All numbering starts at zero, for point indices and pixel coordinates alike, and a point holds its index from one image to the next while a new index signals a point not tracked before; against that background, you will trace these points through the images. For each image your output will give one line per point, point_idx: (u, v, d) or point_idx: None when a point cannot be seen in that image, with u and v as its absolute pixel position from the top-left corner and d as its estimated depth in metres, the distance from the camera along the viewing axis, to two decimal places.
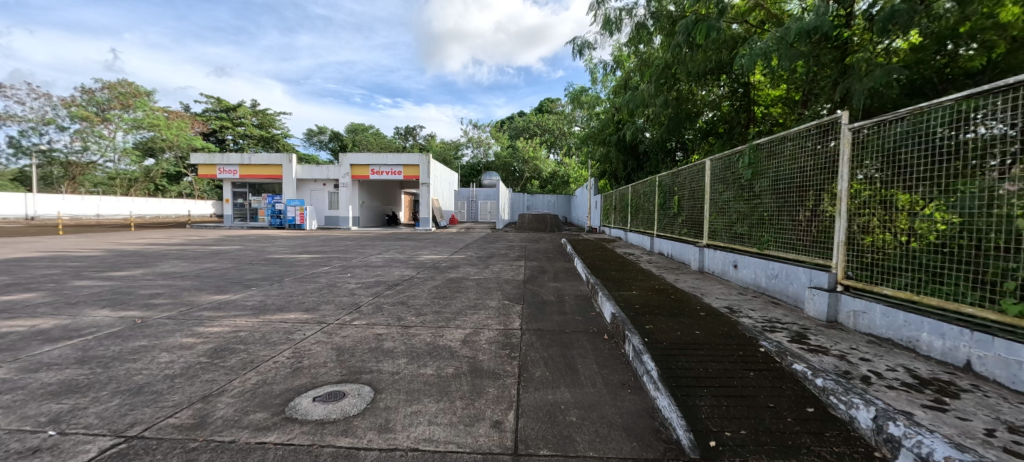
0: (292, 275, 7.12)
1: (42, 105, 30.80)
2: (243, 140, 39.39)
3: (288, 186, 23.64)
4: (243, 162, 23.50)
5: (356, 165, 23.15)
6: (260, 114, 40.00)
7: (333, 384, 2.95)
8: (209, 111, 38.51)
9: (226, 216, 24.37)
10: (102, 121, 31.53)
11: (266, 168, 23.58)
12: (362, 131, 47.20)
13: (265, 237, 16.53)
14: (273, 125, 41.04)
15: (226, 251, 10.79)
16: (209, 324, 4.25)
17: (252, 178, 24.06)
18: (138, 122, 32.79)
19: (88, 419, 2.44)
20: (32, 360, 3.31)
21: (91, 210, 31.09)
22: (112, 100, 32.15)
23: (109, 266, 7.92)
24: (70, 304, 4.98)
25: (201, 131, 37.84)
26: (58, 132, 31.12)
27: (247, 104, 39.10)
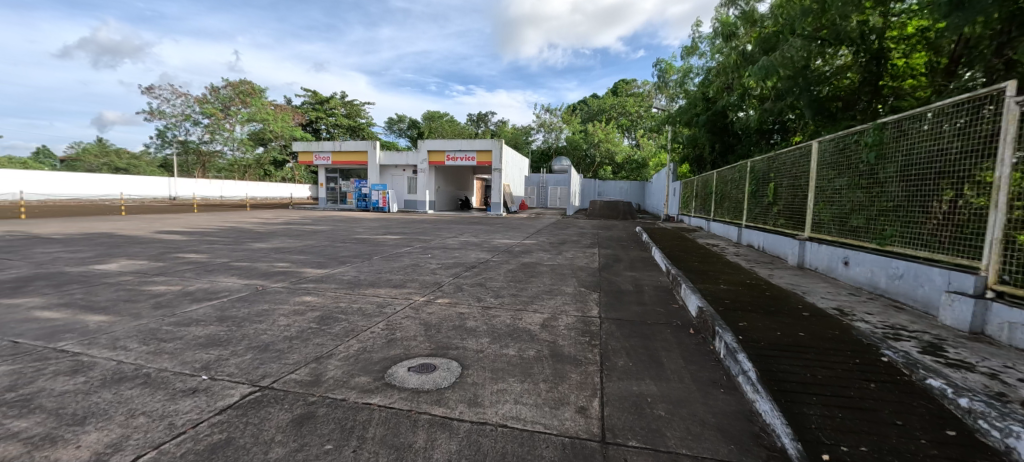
0: (380, 253, 7.74)
1: (181, 103, 36.67)
2: (334, 129, 43.10)
3: (373, 171, 25.59)
4: (335, 148, 25.82)
5: (432, 151, 24.24)
6: (348, 105, 43.29)
7: (423, 357, 3.16)
8: (307, 104, 42.44)
9: (321, 198, 27.06)
10: (225, 116, 37.10)
11: (354, 155, 25.73)
12: (439, 118, 49.41)
13: (355, 219, 18.18)
14: (359, 115, 44.31)
15: (323, 231, 12.05)
16: (316, 294, 4.80)
17: (343, 165, 26.40)
18: (252, 116, 37.72)
19: (230, 369, 2.88)
20: (189, 315, 4.02)
21: (216, 192, 36.63)
22: (234, 98, 37.26)
23: (235, 240, 9.29)
24: (209, 271, 5.94)
25: (299, 122, 42.37)
26: (193, 126, 36.91)
27: (338, 96, 42.58)
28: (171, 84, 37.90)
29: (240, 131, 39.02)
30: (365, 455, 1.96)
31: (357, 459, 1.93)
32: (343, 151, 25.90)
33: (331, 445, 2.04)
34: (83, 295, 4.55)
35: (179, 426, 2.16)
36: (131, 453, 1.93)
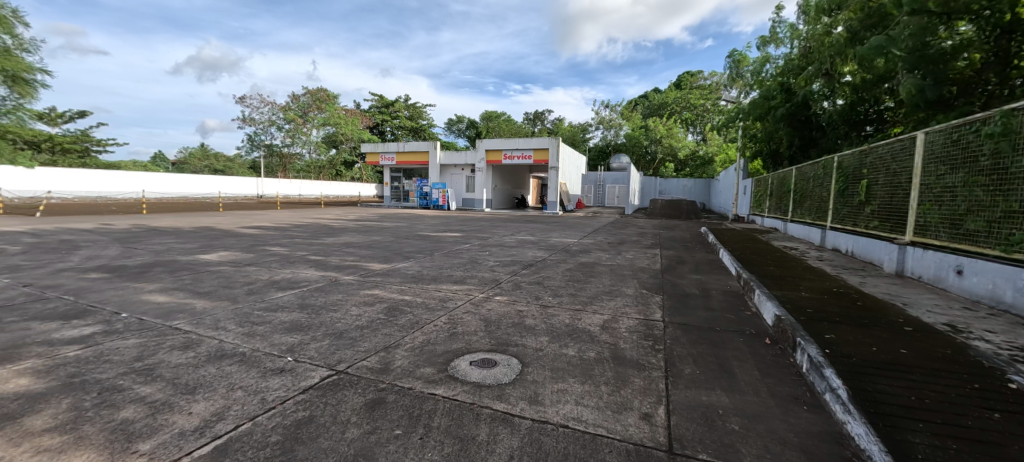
0: (440, 250, 8.07)
1: (268, 110, 40.92)
2: (398, 131, 45.62)
3: (433, 170, 26.68)
4: (399, 149, 27.34)
5: (490, 150, 24.80)
6: (411, 107, 45.50)
7: (484, 352, 3.24)
8: (374, 108, 45.34)
9: (386, 197, 28.72)
10: (304, 122, 40.80)
11: (417, 155, 27.07)
12: (496, 118, 50.33)
13: (417, 216, 19.11)
14: (421, 116, 46.41)
15: (389, 227, 12.81)
16: (384, 287, 5.12)
17: (405, 165, 27.87)
18: (326, 120, 41.09)
19: (311, 353, 3.16)
20: (277, 302, 4.48)
21: (295, 191, 40.49)
22: (311, 104, 40.82)
23: (314, 235, 10.19)
24: (292, 263, 6.57)
25: (367, 125, 45.37)
26: (277, 131, 41.04)
27: (402, 100, 44.98)
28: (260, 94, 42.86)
29: (316, 135, 42.66)
30: (432, 443, 2.05)
31: (425, 446, 2.03)
32: (406, 152, 27.28)
33: (400, 431, 2.16)
34: (193, 281, 5.25)
35: (270, 401, 2.42)
36: (232, 422, 2.19)
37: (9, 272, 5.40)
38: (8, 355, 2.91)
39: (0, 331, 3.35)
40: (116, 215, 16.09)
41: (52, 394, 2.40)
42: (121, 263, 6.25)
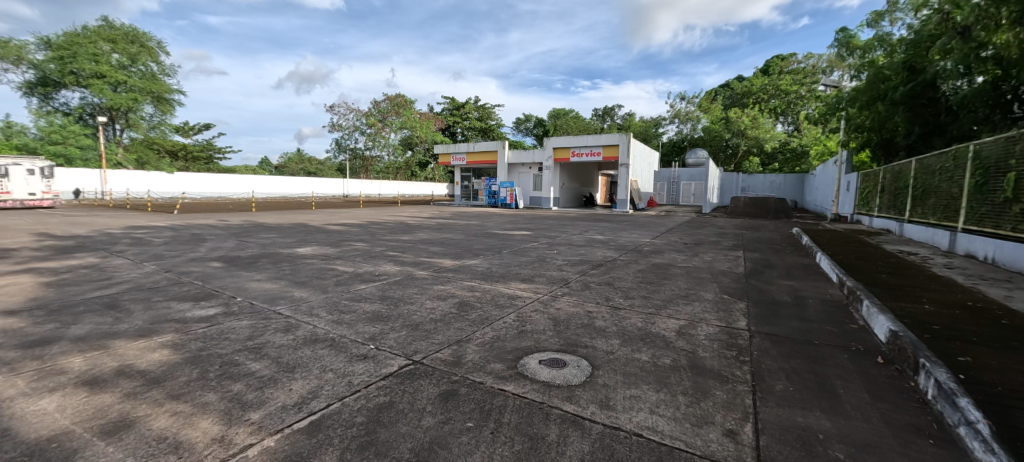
0: (508, 247, 8.23)
1: (353, 117, 45.02)
2: (469, 132, 47.42)
3: (502, 169, 27.30)
4: (469, 149, 28.44)
5: (558, 148, 24.80)
6: (481, 108, 46.88)
7: (552, 351, 3.23)
8: (446, 111, 47.61)
9: (457, 196, 29.96)
10: (384, 126, 44.20)
11: (486, 154, 27.94)
12: (563, 115, 50.03)
13: (486, 214, 19.70)
14: (490, 117, 47.69)
15: (460, 225, 13.36)
16: (456, 283, 5.35)
17: (475, 164, 28.90)
18: (403, 124, 44.07)
19: (390, 342, 3.41)
20: (361, 293, 4.91)
21: (375, 191, 43.84)
22: (390, 109, 44.01)
23: (394, 232, 11.00)
24: (374, 257, 7.15)
25: (440, 127, 47.82)
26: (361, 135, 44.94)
27: (472, 101, 46.70)
28: (346, 102, 47.52)
29: (394, 138, 45.89)
30: (503, 439, 2.10)
31: (496, 441, 2.08)
32: (475, 152, 28.24)
33: (472, 423, 2.24)
34: (293, 271, 5.96)
35: (356, 384, 2.65)
36: (325, 401, 2.44)
37: (159, 259, 6.60)
38: (157, 329, 3.56)
39: (152, 308, 4.10)
40: (234, 212, 18.88)
41: (187, 364, 2.89)
42: (238, 254, 7.30)
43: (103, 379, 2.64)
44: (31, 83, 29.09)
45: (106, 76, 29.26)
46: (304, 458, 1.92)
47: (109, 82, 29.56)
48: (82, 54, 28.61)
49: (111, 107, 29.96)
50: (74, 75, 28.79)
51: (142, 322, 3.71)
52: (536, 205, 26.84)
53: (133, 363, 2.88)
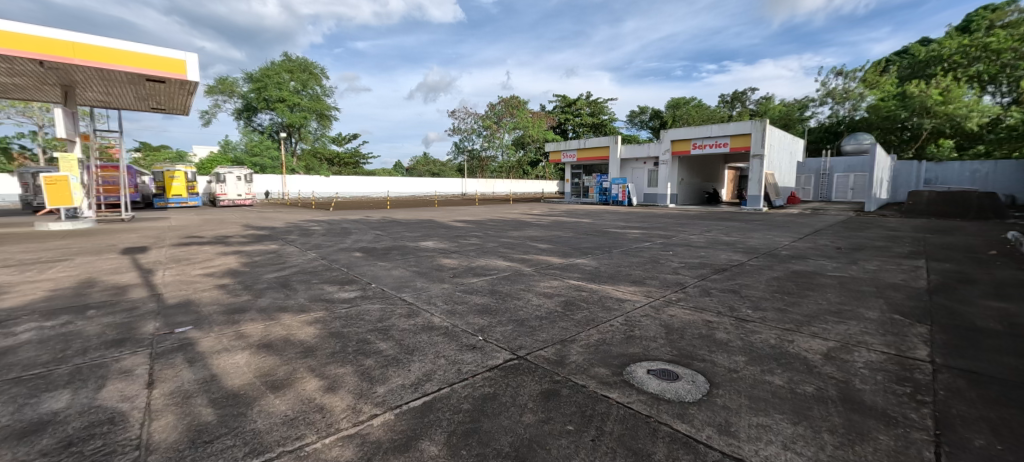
0: (617, 247, 7.87)
1: (471, 120, 48.72)
2: (580, 128, 47.09)
3: (614, 165, 26.62)
4: (580, 146, 28.32)
5: (676, 141, 23.02)
6: (592, 104, 45.85)
7: (663, 362, 2.95)
8: (557, 109, 48.05)
9: (567, 194, 29.86)
10: (499, 128, 47.30)
11: (597, 150, 27.46)
12: (683, 104, 46.10)
13: (596, 212, 19.24)
14: (603, 112, 46.40)
15: (569, 223, 13.35)
16: (562, 281, 5.32)
17: (586, 161, 28.62)
18: (517, 124, 46.46)
19: (497, 334, 3.54)
20: (472, 285, 5.22)
21: (489, 189, 46.88)
22: (504, 111, 46.68)
23: (506, 228, 11.53)
24: (486, 253, 7.57)
25: (551, 125, 48.72)
26: (478, 137, 48.48)
27: (584, 97, 46.14)
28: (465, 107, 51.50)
29: (508, 138, 48.50)
30: (602, 449, 1.98)
31: (596, 449, 1.98)
32: (587, 148, 28.03)
33: (572, 427, 2.18)
34: (417, 263, 6.67)
35: (464, 372, 2.82)
36: (436, 384, 2.65)
37: (319, 248, 8.06)
38: (315, 306, 4.34)
39: (312, 289, 5.02)
40: (375, 209, 22.07)
41: (333, 338, 3.45)
42: (375, 246, 8.48)
43: (277, 344, 3.33)
44: (243, 110, 38.67)
45: (286, 100, 37.16)
46: (416, 436, 2.11)
47: (288, 105, 37.53)
48: (272, 84, 36.83)
49: (291, 125, 38.08)
50: (268, 102, 37.32)
51: (304, 300, 4.56)
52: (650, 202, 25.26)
53: (296, 334, 3.55)
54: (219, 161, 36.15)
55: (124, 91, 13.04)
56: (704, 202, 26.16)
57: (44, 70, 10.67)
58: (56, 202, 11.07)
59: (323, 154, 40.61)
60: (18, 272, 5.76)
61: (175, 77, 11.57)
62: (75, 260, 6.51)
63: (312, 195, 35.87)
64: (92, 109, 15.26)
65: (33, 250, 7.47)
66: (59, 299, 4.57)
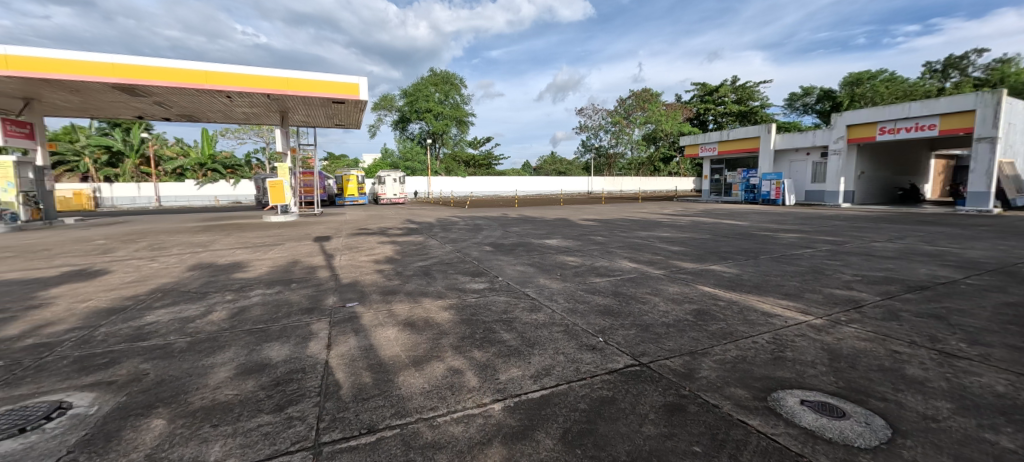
0: (766, 253, 6.74)
1: (598, 117, 48.14)
2: (723, 118, 41.64)
3: (766, 159, 22.95)
4: (722, 138, 25.16)
5: (855, 126, 18.63)
6: (739, 89, 40.13)
7: (825, 393, 2.42)
8: (695, 98, 43.40)
9: (704, 190, 26.85)
10: (628, 124, 45.93)
11: (744, 142, 24.01)
12: (868, 79, 37.04)
13: (741, 212, 16.84)
14: (752, 97, 40.27)
15: (706, 223, 12.05)
16: (695, 287, 4.81)
17: (728, 155, 25.33)
18: (648, 118, 44.27)
19: (618, 338, 3.39)
20: (595, 285, 5.12)
21: (617, 187, 45.89)
22: (636, 105, 45.45)
23: (633, 228, 11.01)
24: (610, 253, 7.35)
25: (688, 117, 44.90)
26: (605, 134, 47.71)
27: (728, 83, 40.30)
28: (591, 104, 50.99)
29: (639, 133, 46.46)
30: None
31: None
32: (730, 140, 24.79)
33: (699, 448, 1.95)
34: (541, 259, 6.87)
35: (582, 372, 2.79)
36: (554, 380, 2.69)
37: (454, 242, 8.97)
38: (448, 293, 4.86)
39: (446, 278, 5.63)
40: (503, 207, 23.51)
41: (462, 324, 3.81)
42: (502, 242, 9.03)
43: (417, 324, 3.83)
44: (399, 122, 45.55)
45: (432, 111, 42.69)
46: (532, 426, 2.18)
47: (434, 114, 43.05)
48: (422, 97, 42.64)
49: (435, 132, 43.53)
50: (418, 113, 43.32)
51: (440, 287, 5.15)
52: (813, 201, 20.99)
53: (434, 317, 4.04)
54: (382, 166, 43.42)
55: (318, 112, 16.63)
56: (896, 202, 20.63)
57: (271, 101, 14.35)
58: (275, 200, 14.82)
59: (460, 157, 45.19)
60: (254, 252, 7.94)
61: (350, 98, 14.25)
62: (286, 245, 8.65)
63: (451, 194, 40.24)
64: (300, 128, 19.94)
65: (264, 236, 10.19)
66: (276, 274, 6.14)
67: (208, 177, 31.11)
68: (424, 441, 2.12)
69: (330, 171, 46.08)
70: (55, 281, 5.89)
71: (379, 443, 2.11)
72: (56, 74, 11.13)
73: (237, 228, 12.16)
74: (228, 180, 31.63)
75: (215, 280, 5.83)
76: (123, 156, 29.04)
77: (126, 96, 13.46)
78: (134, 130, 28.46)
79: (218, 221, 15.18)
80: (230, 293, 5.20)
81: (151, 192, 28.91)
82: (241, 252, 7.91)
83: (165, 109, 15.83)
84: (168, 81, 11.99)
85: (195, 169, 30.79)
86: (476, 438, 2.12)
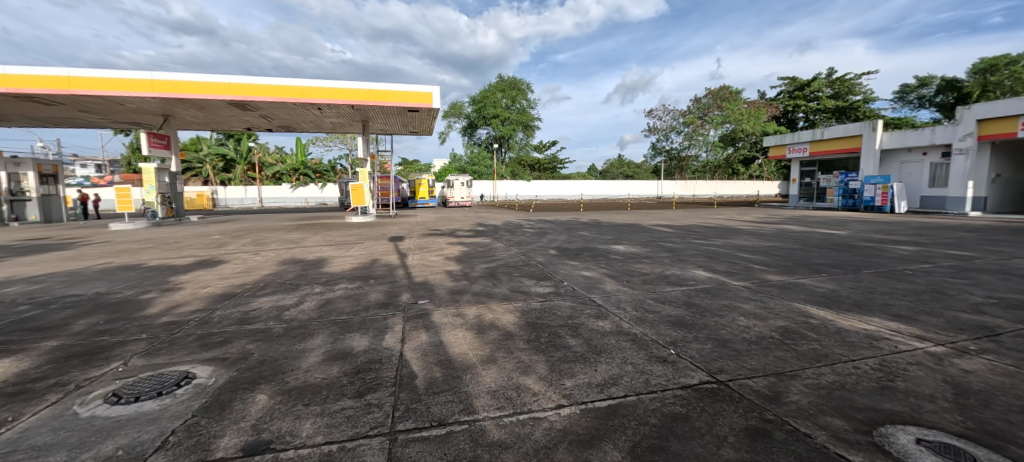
0: (870, 267, 5.92)
1: (669, 118, 46.20)
2: (815, 115, 37.43)
3: (869, 160, 20.22)
4: (814, 138, 22.69)
5: (988, 121, 15.80)
6: (836, 82, 35.66)
7: (949, 434, 2.05)
8: (782, 94, 39.31)
9: (792, 195, 24.37)
10: (702, 124, 43.87)
11: (842, 141, 21.37)
12: (1008, 64, 31.06)
13: (839, 220, 14.94)
14: (852, 90, 35.59)
15: (795, 232, 10.91)
16: (781, 302, 4.38)
17: (822, 156, 22.75)
18: (725, 118, 41.42)
19: (693, 352, 3.18)
20: (666, 294, 4.87)
21: (689, 192, 44.54)
22: (712, 104, 43.58)
23: (709, 235, 10.32)
24: (681, 260, 6.96)
25: (773, 115, 41.33)
26: (677, 135, 45.79)
27: (823, 76, 35.92)
28: (662, 105, 49.01)
29: (715, 134, 43.79)
30: None
31: None
32: (824, 140, 22.21)
33: None
34: (607, 265, 6.70)
35: (652, 385, 2.66)
36: (622, 390, 2.60)
37: (519, 245, 9.08)
38: (512, 296, 4.94)
39: (510, 280, 5.73)
40: (569, 211, 23.31)
41: (526, 327, 3.84)
42: (567, 246, 8.94)
43: (484, 325, 3.94)
44: (467, 128, 47.28)
45: (499, 116, 44.01)
46: (599, 436, 2.12)
47: (501, 119, 44.29)
48: (489, 103, 43.94)
49: (502, 137, 44.61)
50: (486, 119, 44.73)
51: (505, 289, 5.24)
52: (931, 209, 18.15)
53: (499, 318, 4.12)
54: (450, 170, 45.43)
55: (395, 120, 17.85)
56: None
57: (355, 111, 15.72)
58: (356, 202, 16.20)
59: (526, 161, 45.69)
60: (338, 249, 8.75)
61: (423, 106, 15.10)
62: (365, 243, 9.41)
63: (515, 197, 40.83)
64: (378, 136, 21.55)
65: (346, 235, 11.20)
66: (356, 269, 6.71)
67: (301, 181, 34.88)
68: (491, 439, 2.16)
69: (403, 175, 49.23)
70: (184, 268, 7.00)
71: (448, 437, 2.19)
72: (189, 94, 13.23)
73: (325, 227, 13.47)
74: (317, 183, 35.20)
75: (305, 274, 6.51)
76: (235, 163, 33.67)
77: (240, 111, 15.59)
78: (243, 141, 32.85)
79: (309, 220, 17.02)
80: (317, 285, 5.78)
81: (256, 194, 33.13)
82: (327, 249, 8.76)
83: (269, 121, 18.08)
84: (272, 96, 13.68)
85: (290, 174, 34.70)
86: (542, 442, 2.11)
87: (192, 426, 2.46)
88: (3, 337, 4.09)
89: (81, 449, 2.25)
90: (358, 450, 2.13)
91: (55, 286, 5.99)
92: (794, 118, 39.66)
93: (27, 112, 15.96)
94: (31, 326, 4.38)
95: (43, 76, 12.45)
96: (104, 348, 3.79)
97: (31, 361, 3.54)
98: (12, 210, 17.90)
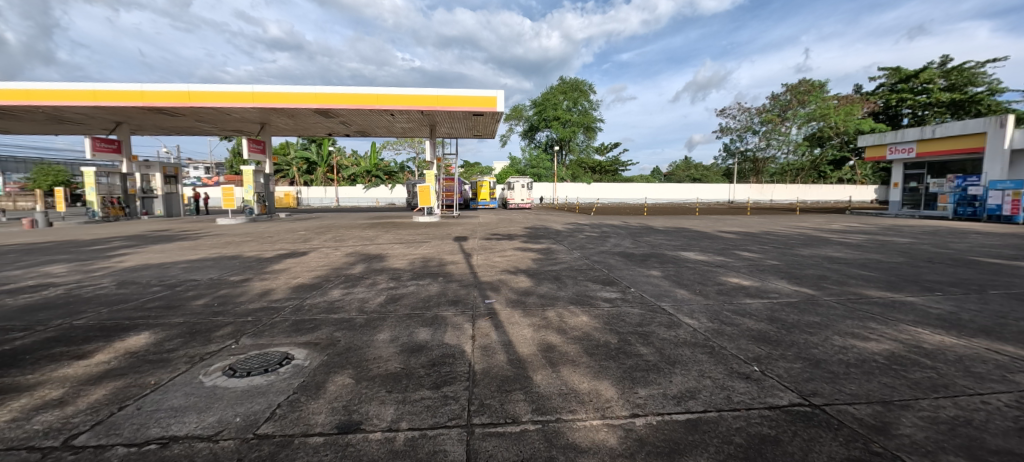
0: (1000, 287, 5.08)
1: (745, 117, 43.45)
2: (924, 111, 32.92)
3: (996, 161, 17.31)
4: (922, 136, 19.91)
5: None
6: (953, 72, 30.98)
7: None
8: (881, 88, 35.05)
9: (893, 201, 21.54)
10: (782, 120, 41.33)
11: (961, 140, 18.48)
12: None
13: (955, 231, 12.96)
14: (972, 80, 30.85)
15: (900, 243, 9.65)
16: (885, 323, 3.90)
17: (932, 157, 19.87)
18: (810, 115, 37.97)
19: (780, 371, 2.95)
20: (745, 307, 4.54)
21: (766, 196, 41.22)
22: (791, 99, 40.65)
23: (795, 245, 9.44)
24: (760, 271, 6.47)
25: (870, 111, 37.56)
26: (752, 135, 42.81)
27: (934, 65, 31.39)
28: (737, 104, 46.22)
29: (799, 133, 40.38)
30: None
31: None
32: (935, 139, 19.40)
33: None
34: (677, 273, 6.41)
35: (734, 402, 2.52)
36: (702, 405, 2.50)
37: (583, 249, 8.98)
38: (578, 300, 4.92)
39: (575, 284, 5.70)
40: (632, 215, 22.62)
41: (597, 333, 3.80)
42: (633, 252, 8.68)
43: (554, 328, 3.96)
44: (528, 131, 47.82)
45: (560, 118, 44.18)
46: (679, 450, 2.06)
47: (562, 122, 44.27)
48: (550, 106, 44.13)
49: (562, 139, 44.52)
50: (547, 121, 45.08)
51: (571, 293, 5.22)
52: None
53: (566, 322, 4.13)
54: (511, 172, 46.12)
55: (460, 124, 18.52)
56: None
57: (424, 116, 16.57)
58: (424, 202, 17.00)
59: (586, 163, 45.26)
60: (408, 247, 9.28)
61: (488, 110, 15.47)
62: (432, 242, 9.89)
63: (575, 200, 40.38)
64: (444, 139, 22.52)
65: (415, 234, 11.83)
66: (423, 267, 7.05)
67: (373, 183, 37.35)
68: (566, 441, 2.18)
69: (465, 177, 50.89)
70: (278, 260, 7.84)
71: (523, 435, 2.25)
72: (281, 104, 14.78)
73: (395, 226, 14.37)
74: (386, 185, 37.47)
75: (379, 268, 7.01)
76: (317, 166, 36.97)
77: (323, 118, 17.11)
78: (324, 145, 35.99)
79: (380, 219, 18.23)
80: (390, 280, 6.18)
81: (333, 194, 36.10)
82: (398, 246, 9.33)
83: (347, 127, 19.64)
84: (351, 104, 14.87)
85: (364, 176, 37.32)
86: (618, 449, 2.09)
87: (293, 402, 2.75)
88: (141, 312, 4.89)
89: (207, 412, 2.63)
90: (438, 439, 2.25)
91: (179, 271, 7.05)
92: (895, 114, 35.16)
93: (158, 123, 18.87)
94: (162, 304, 5.19)
95: (168, 92, 14.63)
96: (218, 327, 4.37)
97: (164, 334, 4.19)
98: (144, 205, 21.12)
